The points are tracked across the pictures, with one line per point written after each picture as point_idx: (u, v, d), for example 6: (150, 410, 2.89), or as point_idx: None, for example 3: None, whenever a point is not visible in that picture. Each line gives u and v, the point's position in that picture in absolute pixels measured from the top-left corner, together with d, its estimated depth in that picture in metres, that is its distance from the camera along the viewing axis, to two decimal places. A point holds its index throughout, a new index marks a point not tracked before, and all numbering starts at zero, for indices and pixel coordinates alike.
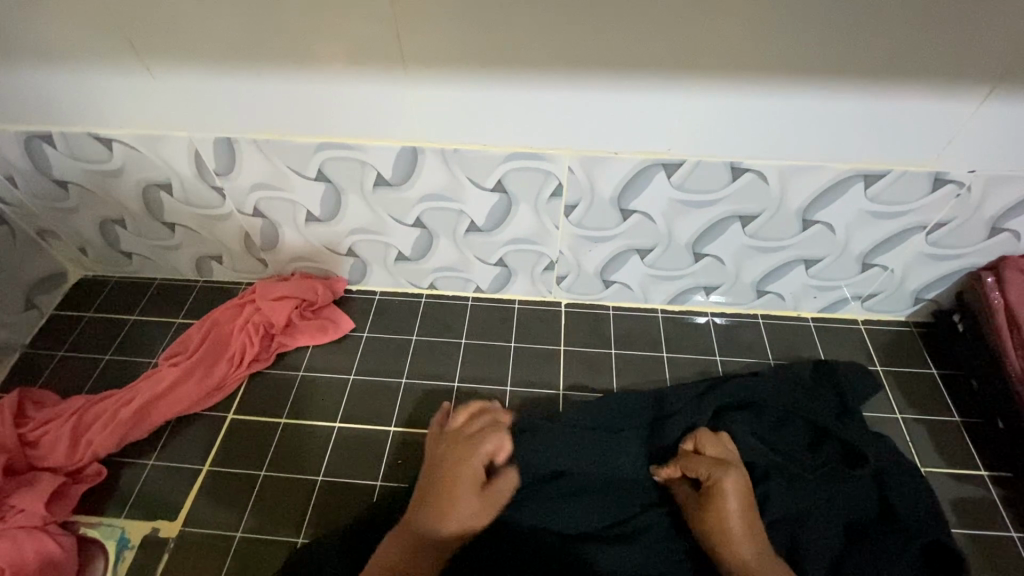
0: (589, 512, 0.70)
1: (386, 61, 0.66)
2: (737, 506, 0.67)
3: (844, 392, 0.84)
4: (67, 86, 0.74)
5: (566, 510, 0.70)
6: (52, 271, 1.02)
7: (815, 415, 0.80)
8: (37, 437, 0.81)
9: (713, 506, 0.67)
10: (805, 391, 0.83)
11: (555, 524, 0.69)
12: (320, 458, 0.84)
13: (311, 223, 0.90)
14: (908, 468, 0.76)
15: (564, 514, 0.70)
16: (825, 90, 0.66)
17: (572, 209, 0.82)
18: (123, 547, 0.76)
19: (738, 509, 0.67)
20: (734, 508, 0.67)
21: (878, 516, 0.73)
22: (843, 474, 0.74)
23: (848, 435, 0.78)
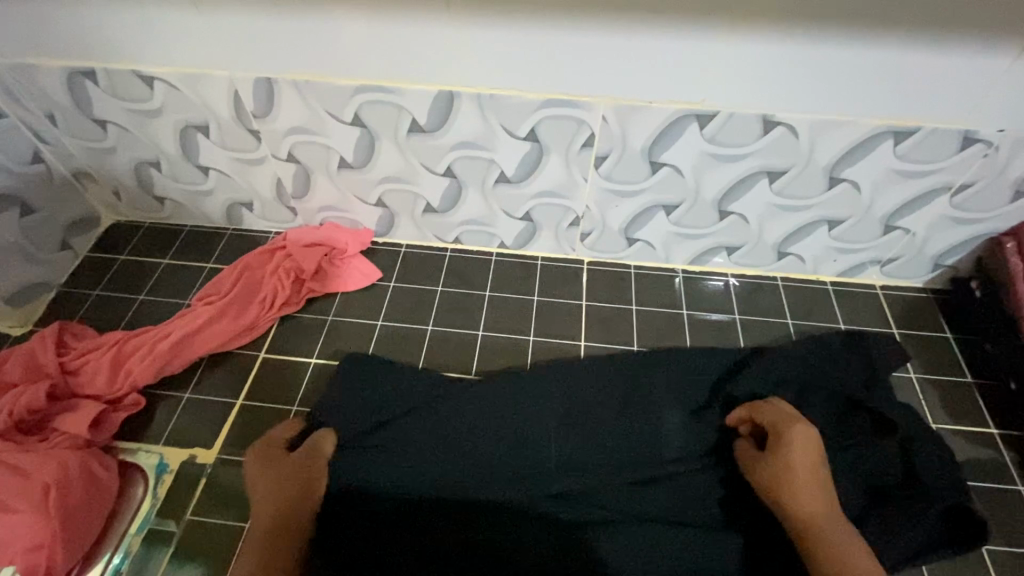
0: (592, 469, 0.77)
1: (429, 0, 0.68)
2: (806, 464, 0.68)
3: (875, 363, 0.85)
4: (113, 21, 0.75)
5: (579, 466, 0.77)
6: (85, 214, 1.05)
7: (846, 386, 0.80)
8: (78, 366, 0.84)
9: (778, 466, 0.69)
10: (830, 358, 0.85)
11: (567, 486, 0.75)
12: None
13: (343, 170, 0.92)
14: (926, 432, 0.77)
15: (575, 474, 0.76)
16: (866, 41, 0.66)
17: (602, 160, 0.84)
18: (162, 472, 0.80)
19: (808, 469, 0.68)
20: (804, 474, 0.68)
21: (903, 481, 0.74)
22: (870, 443, 0.76)
23: (877, 404, 0.78)
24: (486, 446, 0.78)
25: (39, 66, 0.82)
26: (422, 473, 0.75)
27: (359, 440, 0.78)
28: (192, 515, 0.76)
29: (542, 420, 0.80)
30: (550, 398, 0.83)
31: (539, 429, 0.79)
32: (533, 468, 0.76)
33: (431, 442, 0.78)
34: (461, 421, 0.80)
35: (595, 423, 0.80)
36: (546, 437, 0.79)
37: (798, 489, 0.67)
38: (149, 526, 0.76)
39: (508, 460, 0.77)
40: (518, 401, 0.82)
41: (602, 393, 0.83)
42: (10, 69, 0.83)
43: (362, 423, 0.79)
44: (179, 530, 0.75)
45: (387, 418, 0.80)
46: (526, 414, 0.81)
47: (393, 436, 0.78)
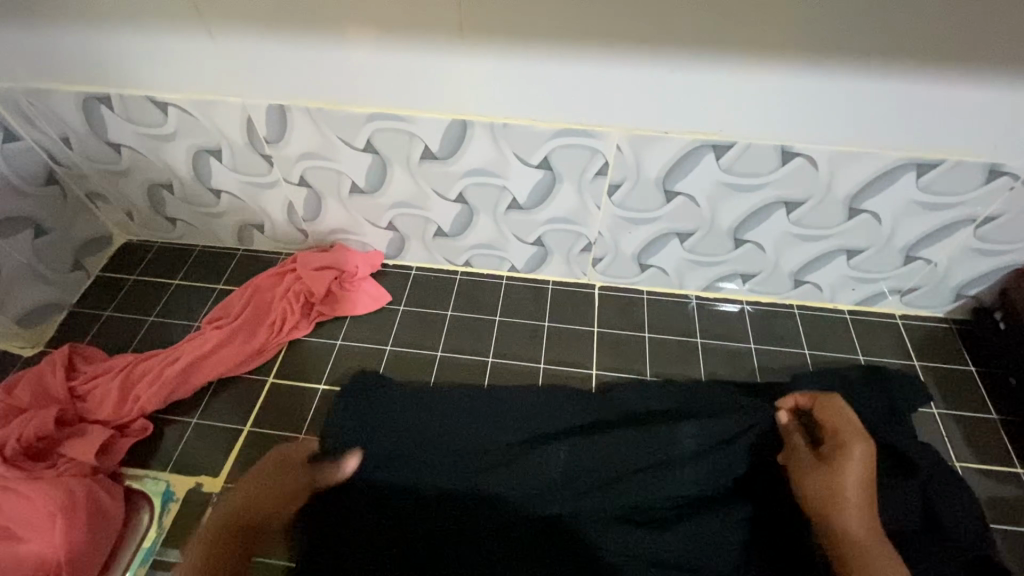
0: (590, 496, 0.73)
1: (443, 31, 0.67)
2: (860, 485, 0.71)
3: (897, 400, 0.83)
4: (129, 49, 0.75)
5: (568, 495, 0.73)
6: (98, 234, 1.05)
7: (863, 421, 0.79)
8: (87, 391, 0.84)
9: (834, 475, 0.72)
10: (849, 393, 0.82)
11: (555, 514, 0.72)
12: None
13: (354, 195, 0.91)
14: (958, 482, 0.75)
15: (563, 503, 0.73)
16: (891, 73, 0.65)
17: (616, 188, 0.82)
18: (168, 500, 0.79)
19: (858, 491, 0.71)
20: (853, 485, 0.71)
21: (930, 526, 0.71)
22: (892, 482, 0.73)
23: (898, 442, 0.77)
24: (478, 464, 0.76)
25: (55, 92, 0.82)
26: (416, 482, 0.75)
27: (363, 447, 0.78)
28: None
29: (526, 446, 0.78)
30: (534, 424, 0.81)
31: (524, 455, 0.77)
32: (528, 486, 0.74)
33: (418, 461, 0.77)
34: (465, 434, 0.79)
35: (599, 446, 0.77)
36: (534, 463, 0.76)
37: (850, 506, 0.71)
38: (153, 556, 0.75)
39: (509, 472, 0.75)
40: (501, 425, 0.81)
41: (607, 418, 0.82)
42: (27, 94, 0.83)
43: (369, 434, 0.79)
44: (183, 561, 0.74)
45: (392, 428, 0.79)
46: (510, 440, 0.79)
47: (395, 444, 0.78)
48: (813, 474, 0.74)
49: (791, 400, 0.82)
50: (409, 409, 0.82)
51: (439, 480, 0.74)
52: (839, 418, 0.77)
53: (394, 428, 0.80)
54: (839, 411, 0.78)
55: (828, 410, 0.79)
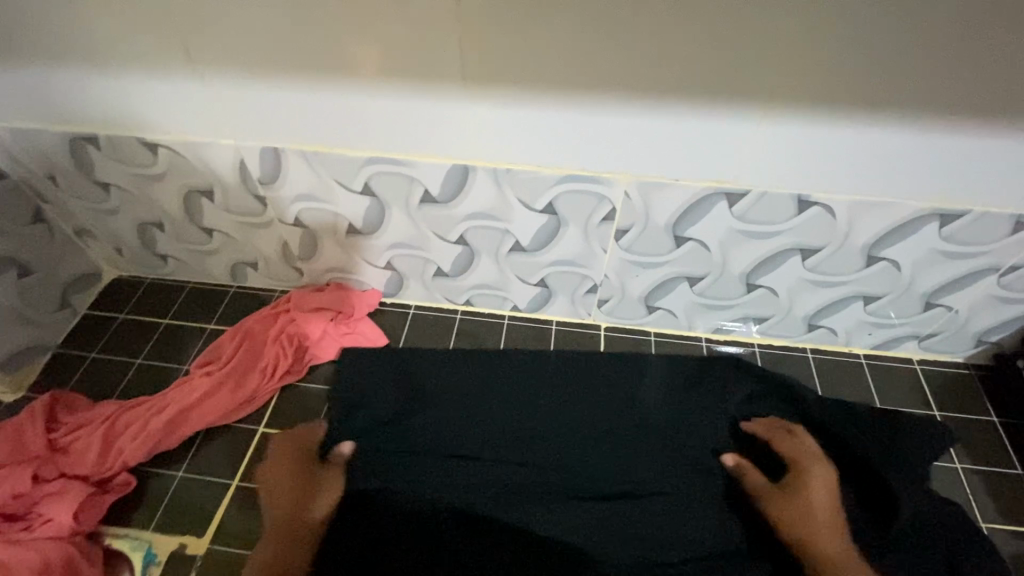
0: (601, 518, 0.78)
1: (445, 77, 0.64)
2: (827, 505, 0.75)
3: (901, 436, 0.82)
4: (117, 90, 0.72)
5: (582, 512, 0.78)
6: (86, 271, 1.02)
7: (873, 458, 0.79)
8: (67, 444, 0.80)
9: (795, 509, 0.75)
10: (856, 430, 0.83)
11: (575, 527, 0.77)
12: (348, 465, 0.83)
13: (351, 235, 0.88)
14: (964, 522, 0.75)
15: (579, 518, 0.78)
16: (914, 122, 0.62)
17: (623, 233, 0.79)
18: (150, 563, 0.74)
19: (826, 507, 0.75)
20: (821, 522, 0.74)
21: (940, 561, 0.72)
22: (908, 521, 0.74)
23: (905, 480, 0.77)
24: (497, 477, 0.81)
25: (42, 131, 0.79)
26: (440, 490, 0.79)
27: (390, 457, 0.82)
28: None
29: (542, 457, 0.83)
30: (546, 433, 0.85)
31: (537, 470, 0.82)
32: (546, 502, 0.79)
33: (440, 470, 0.81)
34: (493, 442, 0.84)
35: (616, 475, 0.82)
36: (548, 479, 0.81)
37: (819, 534, 0.73)
38: None
39: (533, 488, 0.80)
40: (517, 434, 0.85)
41: (623, 435, 0.85)
42: (12, 132, 0.80)
43: (394, 443, 0.84)
44: None
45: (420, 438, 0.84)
46: (525, 451, 0.84)
47: (423, 454, 0.83)
48: (783, 503, 0.76)
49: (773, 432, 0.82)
50: (439, 412, 0.86)
51: (467, 491, 0.80)
52: (800, 452, 0.79)
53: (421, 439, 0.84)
54: (801, 445, 0.80)
55: (787, 438, 0.81)
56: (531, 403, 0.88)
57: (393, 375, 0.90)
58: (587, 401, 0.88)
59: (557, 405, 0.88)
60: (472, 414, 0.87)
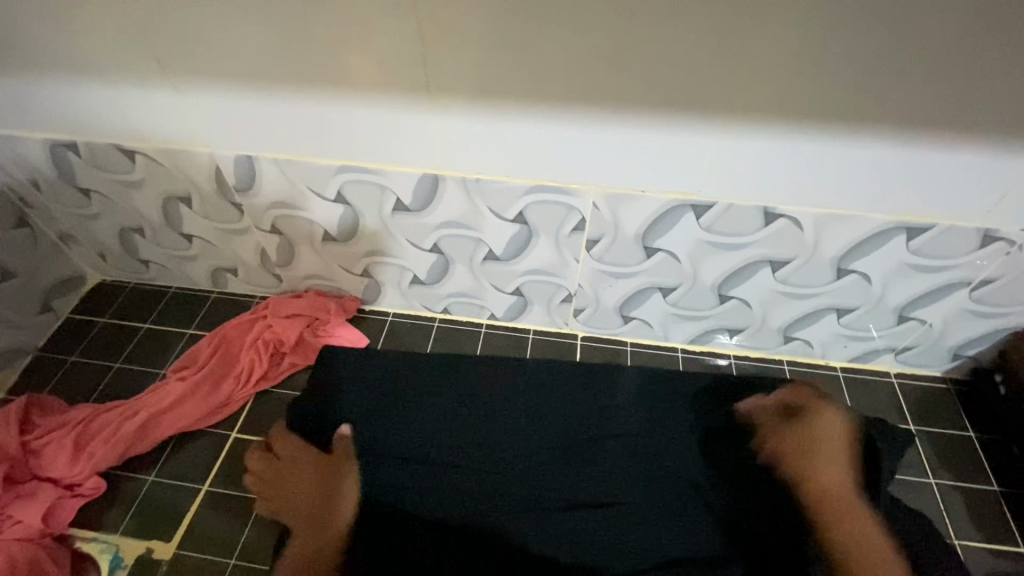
0: (585, 526, 0.78)
1: (411, 88, 0.65)
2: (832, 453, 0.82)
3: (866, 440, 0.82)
4: (93, 99, 0.73)
5: (567, 520, 0.78)
6: (69, 275, 1.03)
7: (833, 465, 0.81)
8: (39, 446, 0.80)
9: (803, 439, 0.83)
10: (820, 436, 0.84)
11: (562, 535, 0.77)
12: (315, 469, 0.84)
13: (327, 243, 0.89)
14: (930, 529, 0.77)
15: (567, 526, 0.78)
16: (874, 136, 0.62)
17: (594, 244, 0.79)
18: (116, 567, 0.74)
19: (838, 456, 0.81)
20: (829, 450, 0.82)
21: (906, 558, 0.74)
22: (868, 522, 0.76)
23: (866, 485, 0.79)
24: (482, 484, 0.81)
25: (22, 138, 0.81)
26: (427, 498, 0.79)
27: (383, 464, 0.82)
28: None
29: (526, 463, 0.83)
30: (529, 439, 0.85)
31: (522, 475, 0.82)
32: (531, 511, 0.79)
33: (426, 477, 0.81)
34: (481, 450, 0.84)
35: (594, 481, 0.82)
36: (534, 486, 0.81)
37: (821, 473, 0.80)
38: None
39: (516, 496, 0.80)
40: (499, 439, 0.85)
41: (600, 442, 0.85)
42: None
43: (387, 448, 0.84)
44: None
45: (411, 444, 0.84)
46: (506, 456, 0.84)
47: (415, 461, 0.83)
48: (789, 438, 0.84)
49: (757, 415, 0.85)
50: (421, 417, 0.87)
51: (454, 499, 0.79)
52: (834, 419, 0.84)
53: (414, 445, 0.84)
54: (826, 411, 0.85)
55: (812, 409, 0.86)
56: (510, 403, 0.89)
57: (385, 372, 0.91)
58: (564, 403, 0.89)
59: (533, 411, 0.88)
60: (454, 417, 0.87)
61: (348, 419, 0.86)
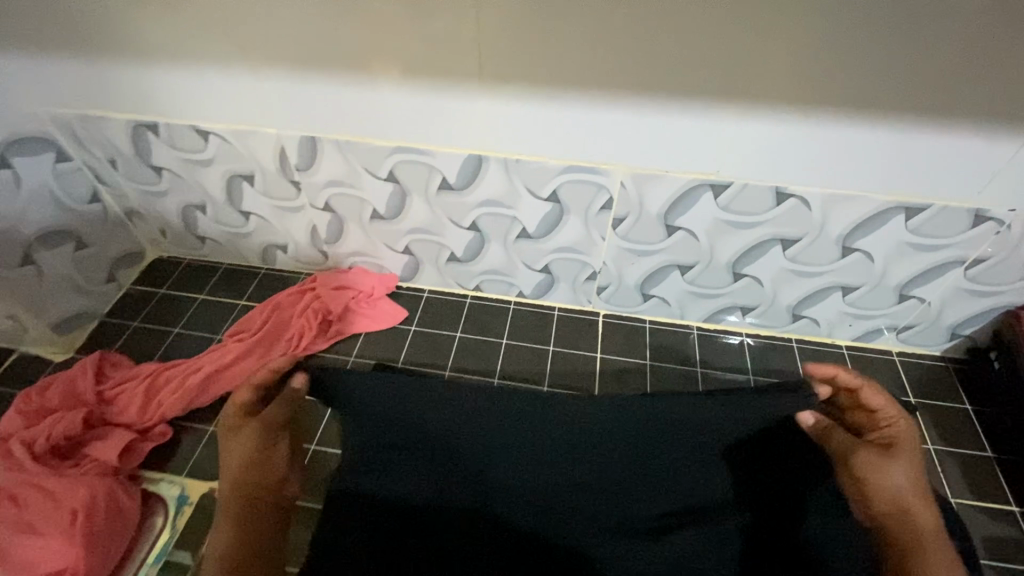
0: (609, 508, 0.75)
1: (465, 75, 0.73)
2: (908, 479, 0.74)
3: None
4: (178, 83, 0.82)
5: (597, 511, 0.74)
6: (133, 249, 1.12)
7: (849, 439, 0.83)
8: (114, 395, 0.89)
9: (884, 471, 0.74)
10: None
11: (591, 531, 0.73)
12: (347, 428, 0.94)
13: (374, 220, 0.97)
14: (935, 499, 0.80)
15: (595, 513, 0.74)
16: (875, 125, 0.70)
17: (619, 222, 0.88)
18: (183, 503, 0.83)
19: (903, 481, 0.74)
20: (899, 478, 0.74)
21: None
22: None
23: None
24: (501, 479, 0.75)
25: (107, 118, 0.90)
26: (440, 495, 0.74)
27: (378, 458, 0.75)
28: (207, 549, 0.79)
29: (546, 456, 0.76)
30: (551, 433, 0.76)
31: (542, 467, 0.76)
32: (558, 501, 0.75)
33: (435, 474, 0.75)
34: (496, 451, 0.75)
35: (621, 465, 0.76)
36: (555, 477, 0.76)
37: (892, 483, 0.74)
38: (165, 557, 0.78)
39: (531, 488, 0.75)
40: (513, 436, 0.75)
41: (647, 448, 0.76)
42: (81, 120, 0.91)
43: (386, 449, 0.75)
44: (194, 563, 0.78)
45: (412, 445, 0.75)
46: (518, 452, 0.76)
47: (422, 458, 0.76)
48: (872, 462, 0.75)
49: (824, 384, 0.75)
50: (407, 418, 0.74)
51: (470, 493, 0.74)
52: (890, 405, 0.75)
53: (412, 445, 0.75)
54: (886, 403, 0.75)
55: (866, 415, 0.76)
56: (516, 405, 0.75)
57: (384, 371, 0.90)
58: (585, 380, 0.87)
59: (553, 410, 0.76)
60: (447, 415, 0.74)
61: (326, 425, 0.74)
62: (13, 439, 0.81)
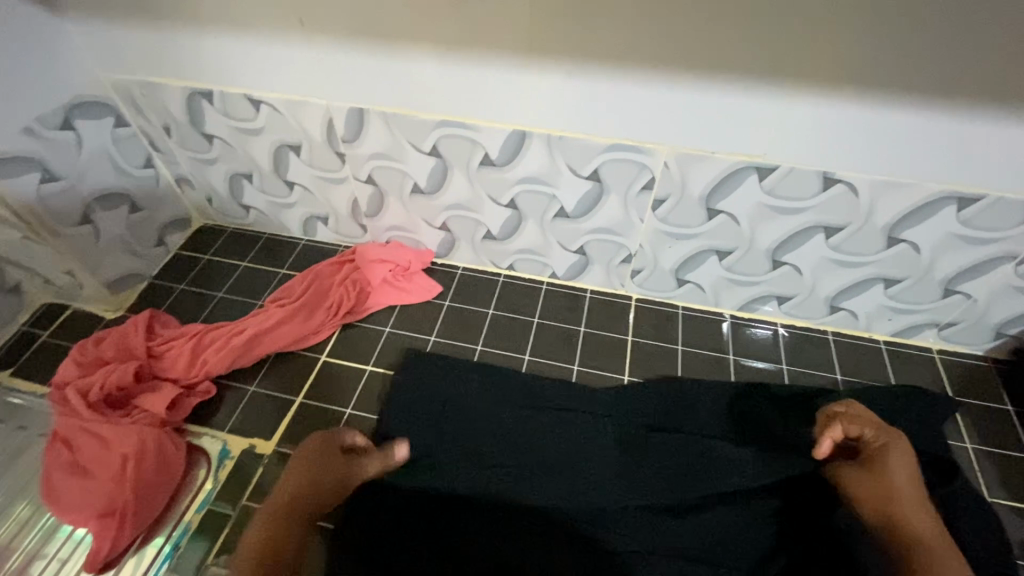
0: (647, 487, 0.80)
1: (515, 50, 0.74)
2: (907, 488, 0.73)
3: (923, 407, 0.87)
4: (234, 52, 0.85)
5: (640, 498, 0.79)
6: (180, 216, 1.17)
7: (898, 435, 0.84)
8: (162, 351, 0.93)
9: (878, 487, 0.73)
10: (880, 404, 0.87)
11: (637, 521, 0.77)
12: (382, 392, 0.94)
13: (414, 195, 0.99)
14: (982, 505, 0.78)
15: (640, 497, 0.79)
16: (941, 108, 0.67)
17: (660, 203, 0.88)
18: (224, 457, 0.86)
19: (905, 490, 0.72)
20: (897, 489, 0.72)
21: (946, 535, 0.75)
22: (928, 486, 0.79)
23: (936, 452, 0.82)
24: (548, 471, 0.82)
25: (165, 86, 0.93)
26: (493, 487, 0.80)
27: (437, 456, 0.83)
28: (247, 500, 0.82)
29: (596, 455, 0.83)
30: (600, 433, 0.85)
31: (589, 458, 0.83)
32: (602, 490, 0.80)
33: (488, 466, 0.82)
34: (520, 464, 0.82)
35: (661, 453, 0.83)
36: (600, 464, 0.82)
37: (897, 500, 0.72)
38: (208, 506, 0.82)
39: (578, 480, 0.81)
40: (568, 440, 0.85)
41: (660, 456, 0.83)
42: (140, 86, 0.94)
43: (437, 454, 0.83)
44: (235, 513, 0.81)
45: (464, 450, 0.84)
46: (567, 449, 0.84)
47: (481, 454, 0.83)
48: (859, 482, 0.74)
49: (826, 439, 0.75)
50: (470, 420, 0.87)
51: (523, 486, 0.80)
52: (867, 424, 0.76)
53: (446, 453, 0.84)
54: (863, 419, 0.77)
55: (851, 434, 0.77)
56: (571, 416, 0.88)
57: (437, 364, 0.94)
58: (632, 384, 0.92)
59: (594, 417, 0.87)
60: (505, 418, 0.87)
61: (401, 421, 0.87)
62: (70, 387, 0.85)
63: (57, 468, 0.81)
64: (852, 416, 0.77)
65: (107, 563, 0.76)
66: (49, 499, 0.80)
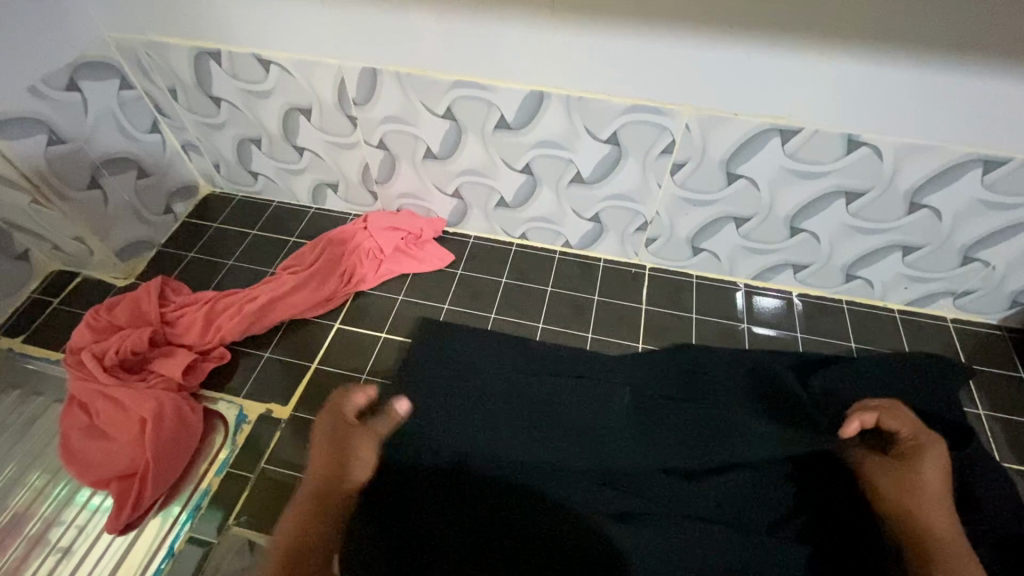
0: (668, 452, 0.80)
1: (536, 6, 0.72)
2: (938, 485, 0.74)
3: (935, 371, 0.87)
4: (242, 9, 0.82)
5: (662, 460, 0.80)
6: (187, 183, 1.15)
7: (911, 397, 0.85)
8: (175, 318, 0.93)
9: (905, 478, 0.75)
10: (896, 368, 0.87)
11: (664, 484, 0.78)
12: (396, 359, 0.94)
13: (427, 160, 0.98)
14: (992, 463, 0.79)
15: (660, 459, 0.80)
16: (974, 65, 0.65)
17: (678, 168, 0.86)
18: (241, 421, 0.87)
19: (937, 490, 0.74)
20: (930, 487, 0.74)
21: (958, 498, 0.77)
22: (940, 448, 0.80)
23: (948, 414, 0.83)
24: (569, 435, 0.82)
25: (171, 45, 0.90)
26: (513, 447, 0.80)
27: (454, 415, 0.83)
28: (265, 463, 0.83)
29: (614, 421, 0.83)
30: (618, 398, 0.86)
31: (608, 421, 0.83)
32: (624, 451, 0.81)
33: (507, 427, 0.82)
34: (544, 444, 0.81)
35: (680, 423, 0.83)
36: (619, 426, 0.83)
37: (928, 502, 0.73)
38: (227, 469, 0.82)
39: (598, 443, 0.81)
40: (586, 407, 0.85)
41: (680, 428, 0.82)
42: (145, 46, 0.92)
43: (454, 413, 0.84)
44: (253, 476, 0.82)
45: (482, 411, 0.84)
46: (585, 412, 0.84)
47: (499, 415, 0.84)
48: (884, 470, 0.76)
49: (855, 420, 0.78)
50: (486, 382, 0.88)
51: (545, 449, 0.80)
52: (908, 421, 0.78)
53: (463, 413, 0.84)
54: (903, 416, 0.78)
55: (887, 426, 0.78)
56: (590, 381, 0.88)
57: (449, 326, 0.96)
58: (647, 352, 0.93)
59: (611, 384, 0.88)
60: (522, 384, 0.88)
61: (415, 382, 0.88)
62: (86, 352, 0.85)
63: (75, 431, 0.82)
64: (896, 411, 0.79)
65: (129, 523, 0.77)
66: (69, 461, 0.80)
